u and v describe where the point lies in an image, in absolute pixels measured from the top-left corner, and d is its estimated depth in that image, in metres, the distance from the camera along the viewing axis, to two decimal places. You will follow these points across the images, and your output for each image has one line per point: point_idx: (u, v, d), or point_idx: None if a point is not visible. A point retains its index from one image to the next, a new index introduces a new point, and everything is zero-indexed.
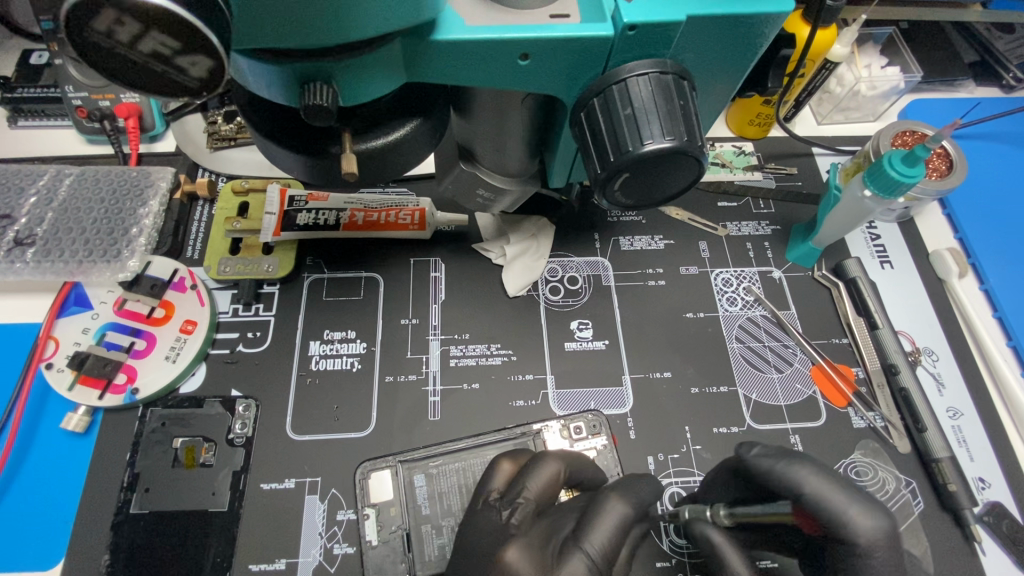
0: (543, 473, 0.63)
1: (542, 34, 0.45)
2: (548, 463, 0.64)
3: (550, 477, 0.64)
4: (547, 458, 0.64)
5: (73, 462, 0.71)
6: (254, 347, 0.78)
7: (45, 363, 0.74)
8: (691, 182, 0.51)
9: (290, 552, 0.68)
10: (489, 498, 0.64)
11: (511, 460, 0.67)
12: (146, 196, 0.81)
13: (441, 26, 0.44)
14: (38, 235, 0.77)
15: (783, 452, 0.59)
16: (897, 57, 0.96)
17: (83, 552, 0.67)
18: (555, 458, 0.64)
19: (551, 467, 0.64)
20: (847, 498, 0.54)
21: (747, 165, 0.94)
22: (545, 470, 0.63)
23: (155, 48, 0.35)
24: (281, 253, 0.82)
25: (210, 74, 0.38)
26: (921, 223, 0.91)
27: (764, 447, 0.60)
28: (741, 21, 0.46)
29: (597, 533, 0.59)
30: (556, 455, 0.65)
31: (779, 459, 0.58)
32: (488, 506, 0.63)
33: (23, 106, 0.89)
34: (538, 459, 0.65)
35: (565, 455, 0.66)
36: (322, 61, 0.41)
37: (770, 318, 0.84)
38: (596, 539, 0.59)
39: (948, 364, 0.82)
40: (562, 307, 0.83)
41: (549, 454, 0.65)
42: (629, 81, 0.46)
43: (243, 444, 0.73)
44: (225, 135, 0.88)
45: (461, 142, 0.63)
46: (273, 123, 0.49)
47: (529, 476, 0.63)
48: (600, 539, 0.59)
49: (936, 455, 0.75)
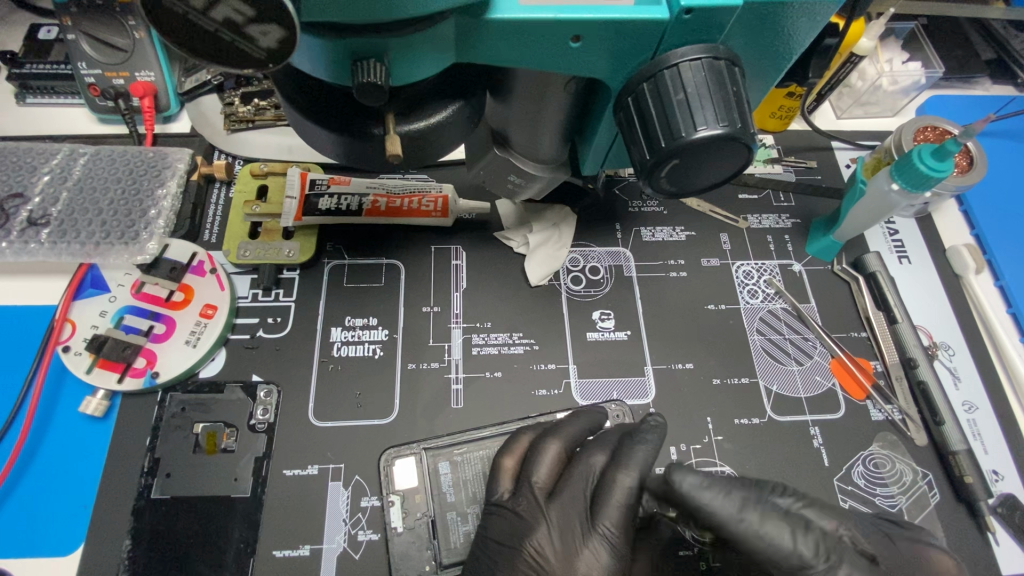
0: (546, 457, 0.64)
1: (597, 15, 0.44)
2: (547, 445, 0.65)
3: (553, 460, 0.65)
4: (545, 441, 0.65)
5: (91, 448, 0.70)
6: (275, 332, 0.77)
7: (63, 346, 0.72)
8: (736, 171, 0.51)
9: (314, 538, 0.68)
10: (499, 500, 0.64)
11: (511, 456, 0.66)
12: (164, 176, 0.79)
13: (496, 4, 0.43)
14: (53, 216, 0.76)
15: (709, 478, 0.50)
16: (918, 52, 0.96)
17: (104, 537, 0.66)
18: (555, 438, 0.65)
19: (553, 450, 0.65)
20: (782, 526, 0.48)
21: (768, 157, 0.93)
22: (546, 458, 0.64)
23: (228, 15, 0.34)
24: (301, 238, 0.81)
25: (279, 45, 0.36)
26: (938, 219, 0.92)
27: (697, 476, 0.49)
28: (793, 8, 0.46)
29: (609, 514, 0.60)
30: (552, 436, 0.66)
31: (711, 491, 0.49)
32: (497, 509, 0.64)
33: (33, 83, 0.86)
34: (538, 446, 0.66)
35: (560, 432, 0.66)
36: (378, 37, 0.40)
37: (790, 311, 0.85)
38: (610, 517, 0.60)
39: (964, 358, 0.83)
40: (584, 296, 0.83)
41: (545, 437, 0.66)
42: (681, 66, 0.46)
43: (265, 430, 0.72)
44: (243, 116, 0.87)
45: (495, 126, 0.63)
46: (316, 101, 0.48)
47: (531, 470, 0.64)
48: (614, 514, 0.60)
49: (953, 448, 0.75)
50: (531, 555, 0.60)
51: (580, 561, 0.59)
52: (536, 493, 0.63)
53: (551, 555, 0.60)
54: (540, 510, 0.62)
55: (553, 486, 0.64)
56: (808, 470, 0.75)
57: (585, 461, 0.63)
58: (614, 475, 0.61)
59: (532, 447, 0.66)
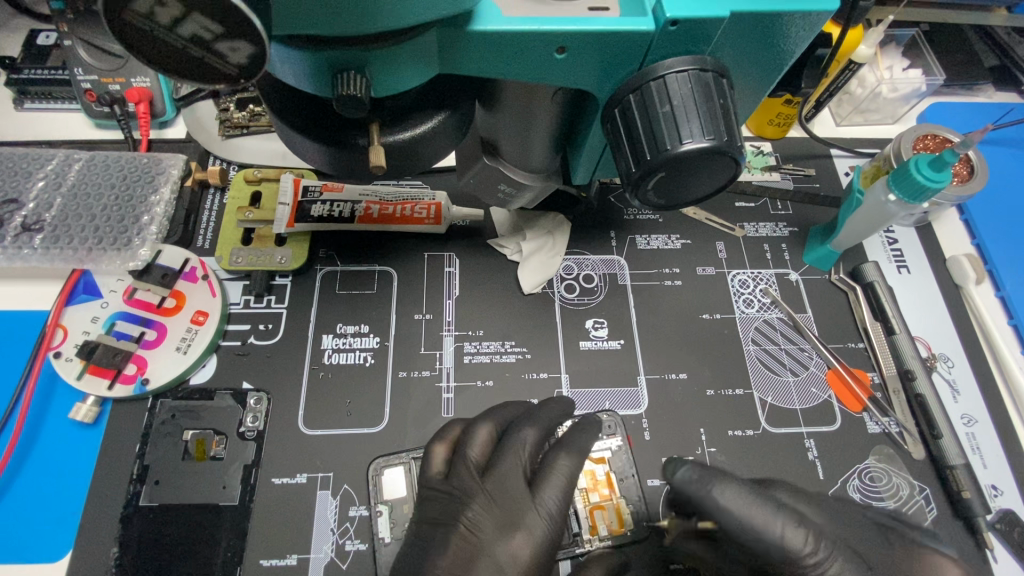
0: (479, 437, 0.65)
1: (580, 27, 0.44)
2: (479, 426, 0.66)
3: (484, 440, 0.65)
4: (478, 424, 0.66)
5: (81, 454, 0.70)
6: (266, 339, 0.77)
7: (54, 351, 0.73)
8: (725, 183, 0.50)
9: (302, 548, 0.67)
10: (430, 483, 0.64)
11: (443, 443, 0.66)
12: (157, 183, 0.79)
13: (478, 16, 0.43)
14: (47, 221, 0.76)
15: (704, 468, 0.52)
16: (918, 60, 0.95)
17: (91, 545, 0.66)
18: (486, 419, 0.66)
19: (485, 432, 0.65)
20: (770, 516, 0.52)
21: (765, 165, 0.92)
22: (477, 437, 0.65)
23: (195, 32, 0.34)
24: (294, 244, 0.81)
25: (250, 61, 0.36)
26: (938, 228, 0.91)
27: (692, 467, 0.52)
28: (783, 19, 0.45)
29: (547, 492, 0.62)
30: (485, 417, 0.67)
31: (706, 484, 0.51)
32: None
33: (30, 88, 0.87)
34: (470, 427, 0.66)
35: (492, 415, 0.67)
36: (357, 50, 0.39)
37: (786, 321, 0.84)
38: (548, 496, 0.62)
39: (963, 371, 0.82)
40: (577, 305, 0.82)
41: (478, 420, 0.66)
42: (668, 78, 0.45)
43: (254, 437, 0.72)
44: (238, 122, 0.87)
45: (485, 136, 0.62)
46: (299, 112, 0.48)
47: (466, 447, 0.65)
48: (552, 494, 0.62)
49: (951, 462, 0.74)
50: (463, 529, 0.59)
51: (515, 535, 0.60)
52: (469, 468, 0.63)
53: (484, 531, 0.60)
54: (475, 487, 0.62)
55: (487, 462, 0.64)
56: (803, 483, 0.74)
57: (516, 437, 0.64)
58: (557, 457, 0.64)
59: (465, 431, 0.66)
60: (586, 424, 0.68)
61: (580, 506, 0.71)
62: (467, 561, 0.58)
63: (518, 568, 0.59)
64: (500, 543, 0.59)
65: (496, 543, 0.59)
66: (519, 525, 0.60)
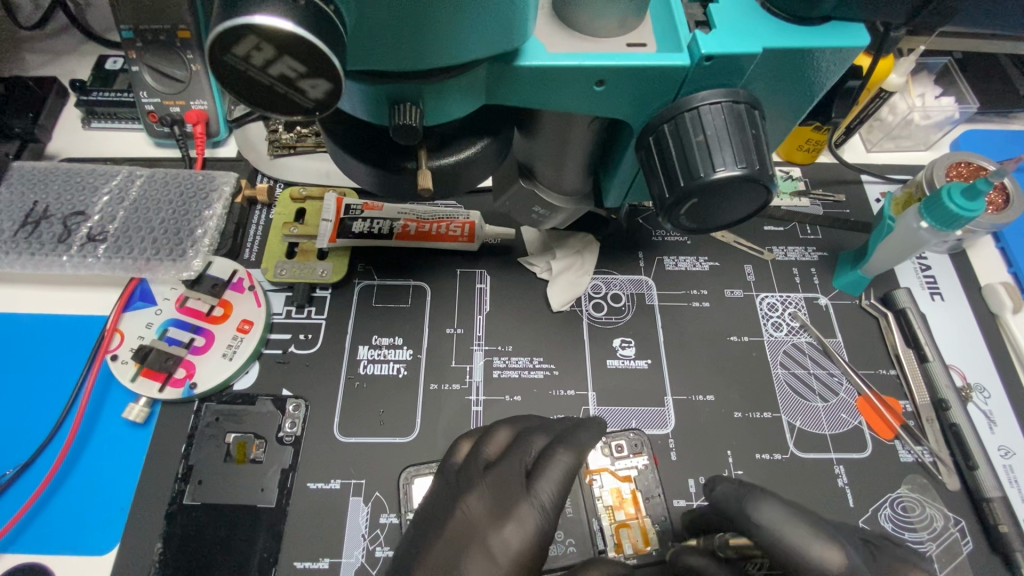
0: (500, 439, 0.67)
1: (621, 61, 0.47)
2: (500, 428, 0.68)
3: (502, 443, 0.67)
4: (500, 426, 0.68)
5: (131, 452, 0.74)
6: (306, 348, 0.81)
7: (111, 354, 0.77)
8: (755, 209, 0.52)
9: (334, 552, 0.69)
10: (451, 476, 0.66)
11: (469, 441, 0.69)
12: (211, 199, 0.85)
13: (525, 52, 0.46)
14: (110, 233, 0.82)
15: None
16: (951, 88, 0.96)
17: (138, 539, 0.70)
18: (508, 425, 0.68)
19: (505, 435, 0.68)
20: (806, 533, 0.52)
21: (795, 190, 0.93)
22: (496, 438, 0.67)
23: (282, 71, 0.38)
24: (335, 258, 0.85)
25: (327, 96, 0.40)
26: (973, 256, 0.90)
27: None
28: (814, 54, 0.47)
29: (544, 482, 0.62)
30: (507, 422, 0.69)
31: None
32: None
33: (97, 109, 0.94)
34: (492, 427, 0.68)
35: (515, 421, 0.69)
36: (414, 83, 0.43)
37: (815, 345, 0.84)
38: (544, 487, 0.62)
39: (1000, 401, 0.80)
40: (605, 324, 0.84)
41: (499, 423, 0.68)
42: (702, 109, 0.48)
43: (292, 442, 0.75)
44: (286, 143, 0.91)
45: (522, 160, 0.65)
46: (355, 139, 0.52)
47: (484, 445, 0.66)
48: (548, 486, 0.62)
49: (987, 494, 0.73)
50: (460, 514, 0.61)
51: (507, 524, 0.60)
52: (480, 464, 0.65)
53: (477, 515, 0.61)
54: (477, 476, 0.63)
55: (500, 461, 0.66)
56: (832, 510, 0.74)
57: (527, 440, 0.66)
58: (556, 451, 0.64)
59: (484, 431, 0.68)
60: (589, 423, 0.68)
61: (605, 524, 0.71)
62: (463, 550, 0.59)
63: (509, 560, 0.59)
64: (493, 531, 0.60)
65: (490, 530, 0.60)
66: (511, 516, 0.61)
